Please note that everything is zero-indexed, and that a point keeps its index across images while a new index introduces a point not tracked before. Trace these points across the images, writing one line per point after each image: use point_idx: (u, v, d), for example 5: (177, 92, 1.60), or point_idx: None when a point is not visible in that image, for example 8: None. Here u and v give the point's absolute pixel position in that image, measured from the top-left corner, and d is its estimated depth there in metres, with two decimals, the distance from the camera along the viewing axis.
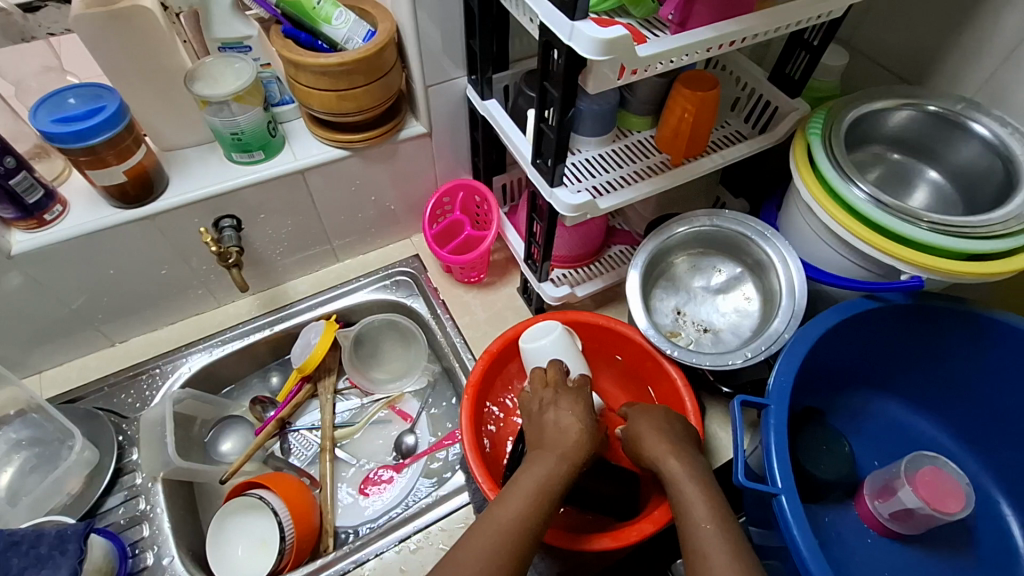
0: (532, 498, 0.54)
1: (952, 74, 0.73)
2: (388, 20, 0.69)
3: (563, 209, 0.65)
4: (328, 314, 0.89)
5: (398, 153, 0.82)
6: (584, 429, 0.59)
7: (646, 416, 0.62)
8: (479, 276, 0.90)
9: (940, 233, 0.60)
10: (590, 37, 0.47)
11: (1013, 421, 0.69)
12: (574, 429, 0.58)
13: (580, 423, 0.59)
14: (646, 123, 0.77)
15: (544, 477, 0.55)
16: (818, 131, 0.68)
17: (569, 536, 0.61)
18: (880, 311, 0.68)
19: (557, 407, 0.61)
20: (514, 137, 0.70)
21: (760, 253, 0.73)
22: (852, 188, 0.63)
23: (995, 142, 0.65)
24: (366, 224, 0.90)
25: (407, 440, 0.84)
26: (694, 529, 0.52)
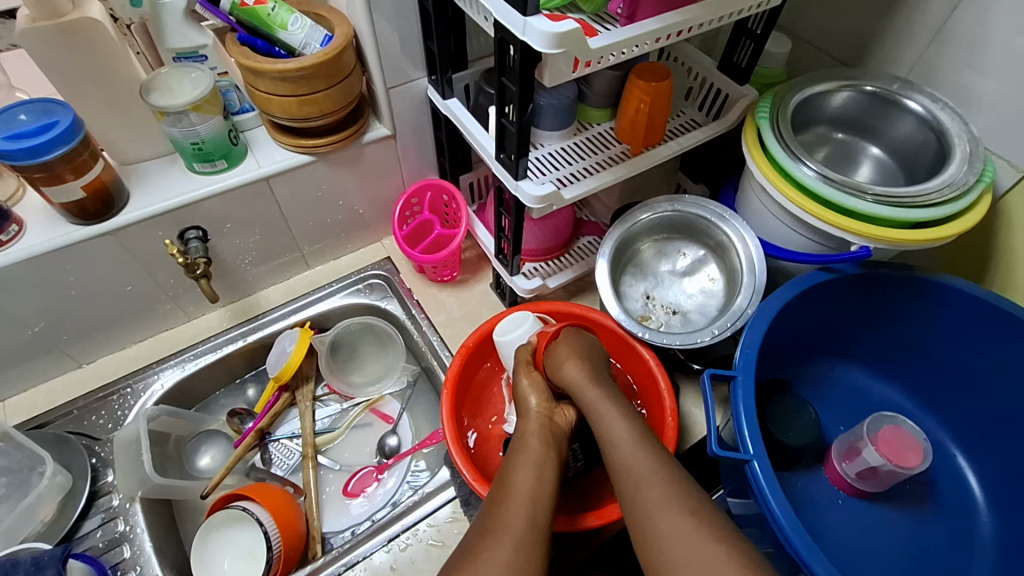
0: (536, 484, 0.54)
1: (887, 56, 0.77)
2: (345, 24, 0.70)
3: (529, 201, 0.66)
4: (302, 321, 0.88)
5: (364, 157, 0.82)
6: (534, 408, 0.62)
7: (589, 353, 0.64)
8: (452, 275, 0.91)
9: (885, 205, 0.64)
10: (543, 31, 0.49)
11: (963, 377, 0.74)
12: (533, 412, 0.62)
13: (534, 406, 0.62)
14: (606, 116, 0.80)
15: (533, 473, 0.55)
16: (767, 115, 0.72)
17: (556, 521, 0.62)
18: (834, 282, 0.71)
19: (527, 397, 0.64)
20: (477, 134, 0.71)
21: (720, 234, 0.76)
22: (801, 167, 0.67)
23: (928, 117, 0.69)
24: (336, 229, 0.90)
25: (390, 441, 0.85)
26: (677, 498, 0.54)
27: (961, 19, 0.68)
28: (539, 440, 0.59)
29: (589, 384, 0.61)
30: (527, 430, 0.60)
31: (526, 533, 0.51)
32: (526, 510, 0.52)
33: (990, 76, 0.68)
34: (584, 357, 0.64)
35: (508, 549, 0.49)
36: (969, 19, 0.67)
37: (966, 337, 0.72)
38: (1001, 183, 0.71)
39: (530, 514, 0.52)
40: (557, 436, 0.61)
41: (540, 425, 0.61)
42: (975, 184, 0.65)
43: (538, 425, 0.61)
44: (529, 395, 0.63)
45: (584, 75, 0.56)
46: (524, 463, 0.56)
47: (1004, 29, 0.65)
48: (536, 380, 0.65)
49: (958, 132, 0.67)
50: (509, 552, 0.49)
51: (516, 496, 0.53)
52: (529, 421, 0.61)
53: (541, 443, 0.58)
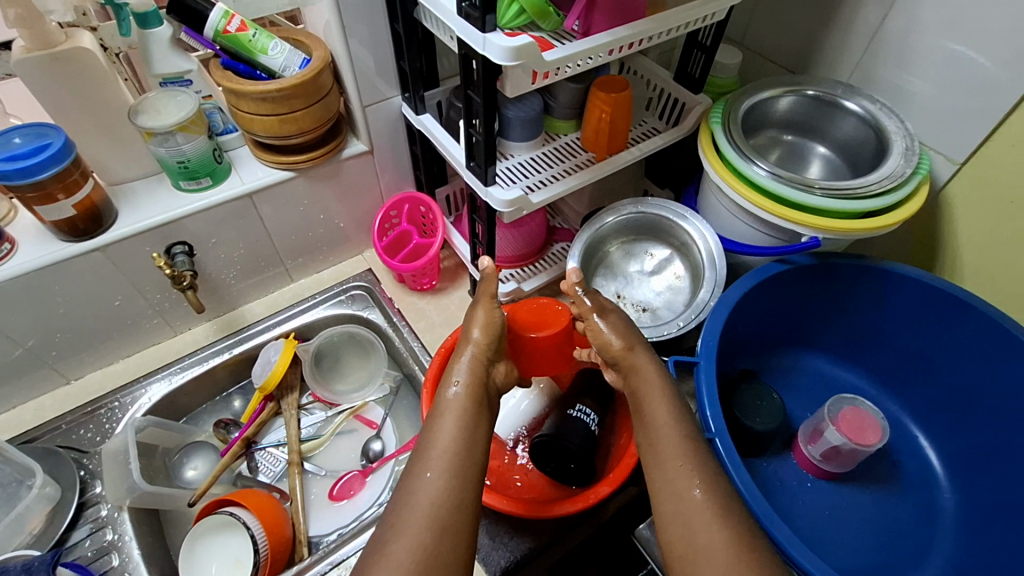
0: (457, 435, 0.55)
1: (829, 62, 0.83)
2: (322, 48, 0.75)
3: (498, 205, 0.70)
4: (287, 332, 0.90)
5: (343, 172, 0.86)
6: (474, 351, 0.63)
7: (597, 309, 0.68)
8: (431, 282, 0.94)
9: (832, 198, 0.68)
10: (500, 45, 0.52)
11: (919, 358, 0.78)
12: (467, 354, 0.63)
13: (472, 348, 0.63)
14: (571, 126, 0.86)
15: (454, 433, 0.55)
16: (719, 120, 0.77)
17: (535, 506, 0.65)
18: (789, 274, 0.75)
19: (473, 322, 0.66)
20: (448, 145, 0.75)
21: (683, 233, 0.80)
22: (753, 166, 0.72)
23: (867, 116, 0.74)
24: (318, 242, 0.94)
25: (374, 446, 0.86)
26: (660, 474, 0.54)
27: (892, 27, 0.74)
28: (464, 396, 0.58)
29: (656, 395, 0.59)
30: (451, 382, 0.60)
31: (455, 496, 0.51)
32: (455, 458, 0.53)
33: (921, 77, 0.74)
34: (627, 330, 0.65)
35: (434, 495, 0.50)
36: (898, 27, 0.73)
37: (915, 319, 0.76)
38: (940, 175, 0.76)
39: (457, 467, 0.52)
40: (492, 395, 0.62)
41: (471, 377, 0.61)
42: (913, 176, 0.69)
43: (467, 373, 0.61)
44: (472, 329, 0.65)
45: (550, 84, 0.62)
46: (445, 424, 0.56)
47: (930, 33, 0.71)
48: (491, 319, 0.67)
49: (895, 129, 0.73)
50: (463, 507, 0.51)
51: (447, 444, 0.54)
52: (456, 366, 0.62)
53: (468, 401, 0.58)
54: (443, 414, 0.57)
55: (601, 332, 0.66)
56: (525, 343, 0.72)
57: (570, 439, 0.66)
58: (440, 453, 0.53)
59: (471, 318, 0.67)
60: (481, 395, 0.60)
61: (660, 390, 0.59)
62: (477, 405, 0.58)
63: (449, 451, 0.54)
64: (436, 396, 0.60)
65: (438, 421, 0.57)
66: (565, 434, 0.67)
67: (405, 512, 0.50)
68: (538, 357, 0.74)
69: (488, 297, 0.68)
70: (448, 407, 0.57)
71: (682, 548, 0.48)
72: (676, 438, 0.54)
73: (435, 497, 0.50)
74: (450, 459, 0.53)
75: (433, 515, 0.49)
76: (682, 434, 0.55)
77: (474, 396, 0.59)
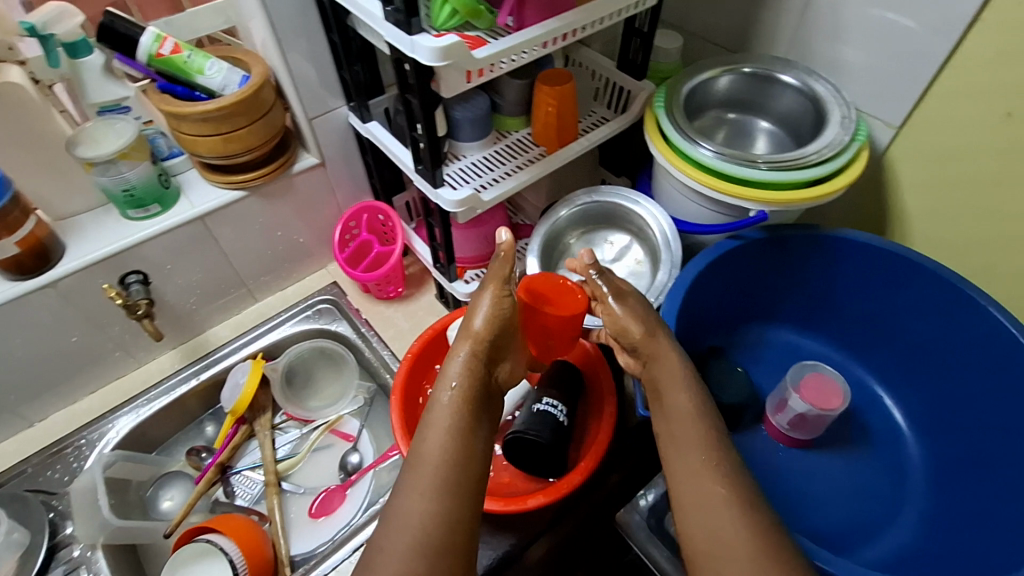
0: (448, 445, 0.54)
1: (765, 39, 0.85)
2: (260, 64, 0.74)
3: (449, 206, 0.70)
4: (255, 353, 0.90)
5: (296, 186, 0.86)
6: (475, 346, 0.60)
7: (616, 294, 0.65)
8: (397, 290, 0.94)
9: (777, 170, 0.70)
10: (427, 46, 0.53)
11: (876, 320, 0.79)
12: (467, 351, 0.60)
13: (472, 344, 0.60)
14: (521, 123, 0.86)
15: (443, 448, 0.54)
16: (663, 104, 0.78)
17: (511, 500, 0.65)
18: (743, 249, 0.76)
19: (477, 312, 0.62)
20: (396, 151, 0.75)
21: (638, 219, 0.81)
22: (698, 148, 0.73)
23: (804, 88, 0.76)
24: (279, 260, 0.93)
25: (352, 459, 0.85)
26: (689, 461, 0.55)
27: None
28: (460, 401, 0.57)
29: (675, 386, 0.60)
30: (446, 385, 0.58)
31: (443, 512, 0.51)
32: (448, 473, 0.53)
33: (853, 46, 0.75)
34: (644, 319, 0.64)
35: (421, 512, 0.51)
36: None
37: (867, 282, 0.77)
38: (879, 140, 0.78)
39: (450, 478, 0.53)
40: (493, 393, 0.61)
41: (468, 379, 0.59)
42: (851, 142, 0.71)
43: (464, 374, 0.59)
44: (474, 321, 0.62)
45: (487, 80, 0.62)
46: (434, 436, 0.55)
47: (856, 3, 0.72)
48: (500, 308, 0.62)
49: (831, 98, 0.74)
50: (449, 510, 0.52)
51: (436, 458, 0.54)
52: (451, 367, 0.59)
53: (464, 408, 0.57)
54: (431, 422, 0.56)
55: (620, 320, 0.64)
56: (541, 321, 0.69)
57: (540, 432, 0.67)
58: (425, 469, 0.53)
59: (475, 303, 0.63)
60: (478, 397, 0.59)
61: (677, 379, 0.60)
62: (473, 409, 0.58)
63: (440, 458, 0.54)
64: (430, 397, 0.58)
65: (429, 430, 0.56)
66: (535, 428, 0.67)
67: (394, 527, 0.51)
68: (554, 338, 0.71)
69: (498, 284, 0.64)
70: (437, 415, 0.57)
71: (703, 541, 0.51)
72: (704, 431, 0.56)
73: (420, 517, 0.51)
74: (435, 476, 0.53)
75: (423, 535, 0.50)
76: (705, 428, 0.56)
77: (468, 401, 0.58)
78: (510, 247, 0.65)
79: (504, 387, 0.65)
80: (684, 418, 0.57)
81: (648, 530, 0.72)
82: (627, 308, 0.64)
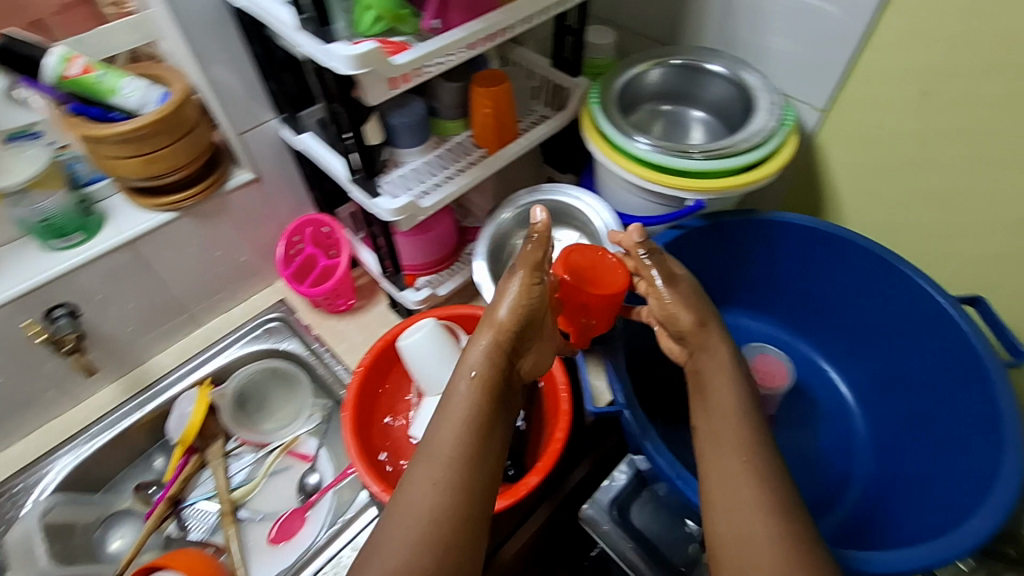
0: (461, 438, 0.54)
1: (693, 29, 0.86)
2: (181, 80, 0.71)
3: (387, 215, 0.69)
4: (203, 379, 0.86)
5: (232, 204, 0.83)
6: (499, 332, 0.59)
7: (662, 275, 0.64)
8: (348, 302, 0.91)
9: (711, 159, 0.71)
10: (343, 54, 0.52)
11: (816, 298, 0.81)
12: (492, 337, 0.59)
13: (497, 329, 0.59)
14: (461, 126, 0.84)
15: (456, 440, 0.54)
16: (597, 100, 0.78)
17: None
18: (685, 237, 0.77)
19: (503, 296, 0.61)
20: (329, 160, 0.73)
21: (581, 215, 0.81)
22: (635, 142, 0.73)
23: (732, 77, 0.78)
24: (221, 282, 0.90)
25: (311, 479, 0.84)
26: (723, 459, 0.53)
27: None
28: (478, 391, 0.56)
29: (716, 380, 0.59)
30: (465, 372, 0.57)
31: (451, 506, 0.51)
32: (460, 465, 0.53)
33: (776, 33, 0.77)
34: (689, 307, 0.62)
35: (429, 504, 0.51)
36: None
37: (805, 261, 0.79)
38: (808, 122, 0.80)
39: (463, 470, 0.53)
40: (512, 384, 0.61)
41: (487, 368, 0.58)
42: (779, 128, 0.73)
43: (483, 364, 0.58)
44: (500, 307, 0.60)
45: (416, 84, 0.61)
46: (448, 426, 0.55)
47: None
48: (527, 294, 0.60)
49: (757, 85, 0.76)
50: (457, 504, 0.51)
51: (446, 451, 0.53)
52: (472, 354, 0.58)
53: (483, 398, 0.56)
54: (446, 411, 0.56)
55: (668, 306, 0.63)
56: (583, 297, 0.67)
57: None
58: (435, 462, 0.53)
59: (504, 289, 0.61)
60: (498, 387, 0.58)
61: (722, 374, 0.59)
62: (492, 400, 0.57)
63: (451, 450, 0.53)
64: (448, 383, 0.58)
65: (441, 419, 0.56)
66: None
67: (400, 522, 0.51)
68: (592, 317, 0.68)
69: (529, 268, 0.61)
70: (450, 405, 0.56)
71: (732, 544, 0.49)
72: (745, 431, 0.54)
73: (426, 510, 0.51)
74: (443, 469, 0.52)
75: (427, 528, 0.50)
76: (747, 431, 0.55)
77: (489, 389, 0.57)
78: (543, 230, 0.63)
79: (527, 379, 0.64)
80: (727, 412, 0.56)
81: (612, 523, 0.72)
82: (678, 291, 0.63)
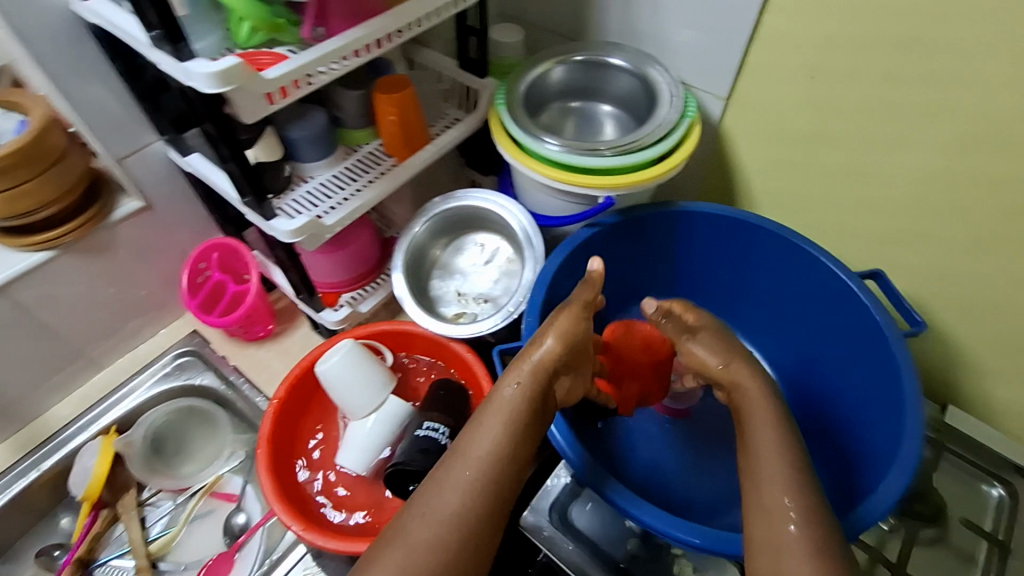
0: (497, 447, 0.52)
1: (598, 24, 0.85)
2: (40, 105, 0.65)
3: (285, 237, 0.65)
4: (107, 428, 0.80)
5: (121, 236, 0.77)
6: (550, 354, 0.57)
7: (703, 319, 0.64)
8: (265, 328, 0.87)
9: (620, 155, 0.70)
10: (201, 73, 0.48)
11: (731, 284, 0.83)
12: (542, 354, 0.57)
13: (550, 351, 0.57)
14: (370, 134, 0.81)
15: (493, 446, 0.52)
16: (503, 101, 0.76)
17: None
18: (602, 235, 0.76)
19: (552, 322, 0.59)
20: (219, 182, 0.68)
21: (498, 219, 0.80)
22: (544, 144, 0.72)
23: (635, 70, 0.78)
24: (121, 319, 0.84)
25: (237, 520, 0.78)
26: (764, 491, 0.50)
27: None
28: (520, 403, 0.54)
29: (761, 420, 0.55)
30: (508, 383, 0.55)
31: (477, 506, 0.49)
32: (492, 471, 0.51)
33: (674, 24, 0.77)
34: (728, 351, 0.61)
35: (457, 503, 0.49)
36: None
37: (719, 249, 0.80)
38: (713, 111, 0.81)
39: (497, 475, 0.51)
40: (549, 407, 0.58)
41: (531, 383, 0.55)
42: (682, 119, 0.73)
43: (527, 376, 0.55)
44: (547, 334, 0.58)
45: (305, 94, 0.58)
46: (485, 431, 0.53)
47: None
48: (576, 326, 0.59)
49: (659, 77, 0.77)
50: (484, 506, 0.50)
51: (480, 457, 0.51)
52: (517, 366, 0.56)
53: (523, 410, 0.54)
54: (485, 417, 0.54)
55: (703, 360, 0.62)
56: (627, 360, 0.72)
57: (416, 460, 0.65)
58: (468, 465, 0.51)
59: (551, 320, 0.59)
60: (539, 404, 0.55)
61: (765, 414, 0.56)
62: (532, 413, 0.55)
63: (484, 455, 0.52)
64: (489, 390, 0.56)
65: (479, 424, 0.54)
66: (412, 455, 0.66)
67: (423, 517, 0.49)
68: (635, 378, 0.73)
69: (580, 304, 0.60)
70: (490, 409, 0.54)
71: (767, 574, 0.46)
72: (785, 467, 0.51)
73: (452, 511, 0.49)
74: (477, 471, 0.51)
75: (450, 527, 0.48)
76: (789, 464, 0.51)
77: (531, 402, 0.55)
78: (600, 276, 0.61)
79: (563, 405, 0.61)
80: (765, 443, 0.53)
81: (552, 529, 0.72)
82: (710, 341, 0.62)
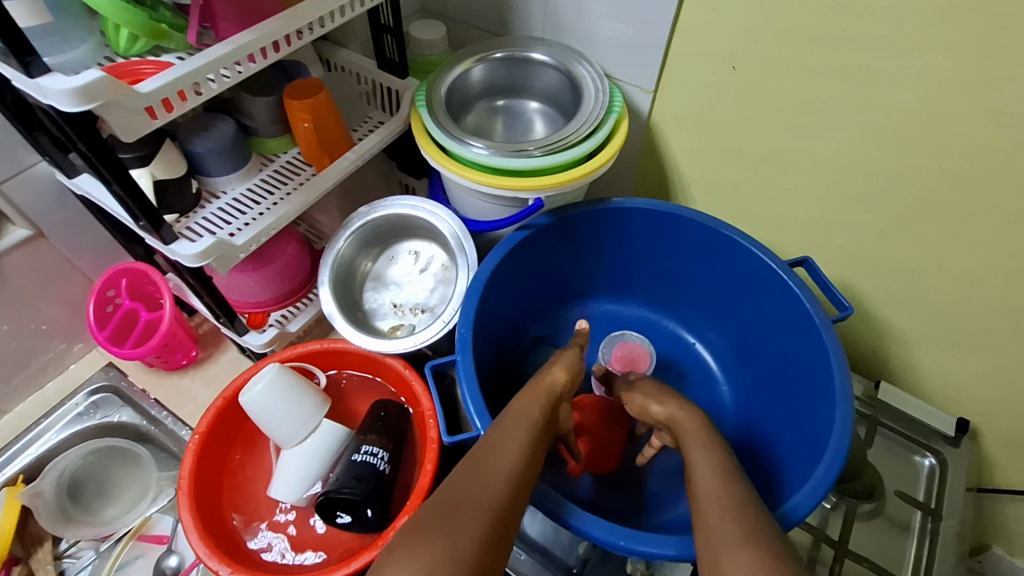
0: (523, 450, 0.52)
1: (520, 17, 0.82)
2: None
3: (188, 261, 0.60)
4: (13, 479, 0.73)
5: (8, 269, 0.69)
6: (561, 380, 0.61)
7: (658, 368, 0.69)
8: (187, 356, 0.82)
9: (547, 154, 0.68)
10: (57, 89, 0.43)
11: (667, 276, 0.83)
12: (555, 379, 0.61)
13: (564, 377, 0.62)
14: (286, 142, 0.76)
15: (520, 447, 0.52)
16: (423, 101, 0.73)
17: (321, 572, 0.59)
18: (535, 237, 0.74)
19: (557, 358, 0.64)
20: (111, 205, 0.62)
21: (428, 224, 0.77)
22: (469, 146, 0.69)
23: (558, 65, 0.76)
24: (21, 357, 0.77)
25: (169, 562, 0.73)
26: (711, 499, 0.49)
27: None
28: (538, 418, 0.55)
29: (707, 437, 0.57)
30: (523, 401, 0.57)
31: (505, 498, 0.47)
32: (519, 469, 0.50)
33: (596, 16, 0.75)
34: (666, 392, 0.64)
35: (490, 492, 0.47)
36: None
37: (654, 244, 0.79)
38: (641, 104, 0.80)
39: (524, 475, 0.50)
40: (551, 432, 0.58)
41: (543, 403, 0.58)
42: (608, 115, 0.72)
43: (542, 396, 0.58)
44: (555, 367, 0.62)
45: (195, 104, 0.53)
46: (511, 433, 0.53)
47: None
48: (576, 363, 0.64)
49: (583, 72, 0.75)
50: (509, 501, 0.47)
51: (511, 454, 0.51)
52: (530, 390, 0.59)
53: (541, 423, 0.55)
54: (510, 422, 0.54)
55: (646, 407, 0.63)
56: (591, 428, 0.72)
57: (352, 488, 0.62)
58: (501, 460, 0.50)
59: (556, 357, 0.65)
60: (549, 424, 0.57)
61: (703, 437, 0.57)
62: (545, 430, 0.56)
63: (514, 456, 0.50)
64: (506, 408, 0.57)
65: (505, 429, 0.54)
66: (349, 483, 0.63)
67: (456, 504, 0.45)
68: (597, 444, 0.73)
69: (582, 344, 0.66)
70: (514, 417, 0.55)
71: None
72: (719, 481, 0.51)
73: (486, 500, 0.46)
74: (512, 463, 0.50)
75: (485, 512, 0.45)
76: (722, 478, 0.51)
77: (546, 419, 0.56)
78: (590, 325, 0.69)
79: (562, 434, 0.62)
80: (705, 461, 0.54)
81: None
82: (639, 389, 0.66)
